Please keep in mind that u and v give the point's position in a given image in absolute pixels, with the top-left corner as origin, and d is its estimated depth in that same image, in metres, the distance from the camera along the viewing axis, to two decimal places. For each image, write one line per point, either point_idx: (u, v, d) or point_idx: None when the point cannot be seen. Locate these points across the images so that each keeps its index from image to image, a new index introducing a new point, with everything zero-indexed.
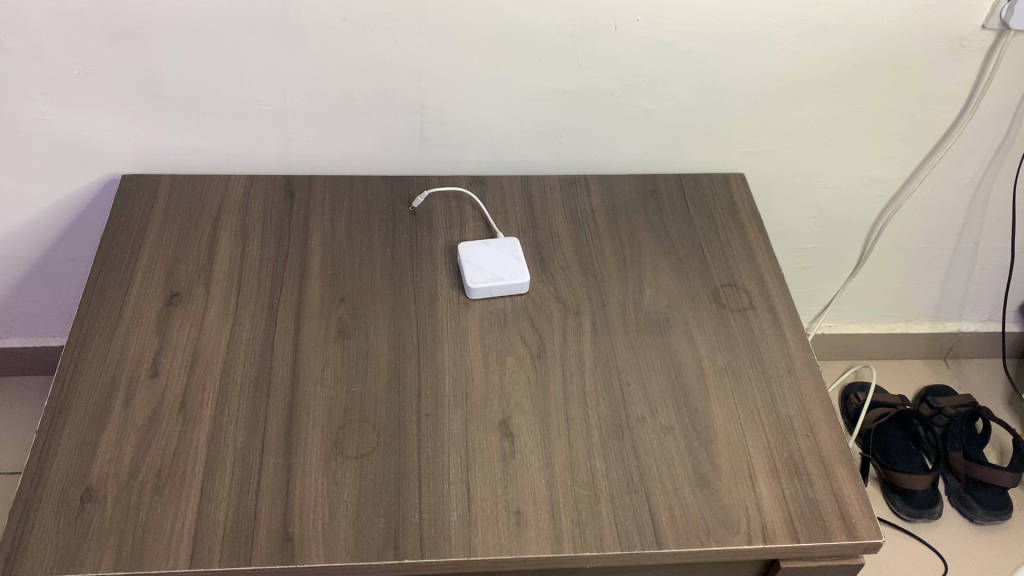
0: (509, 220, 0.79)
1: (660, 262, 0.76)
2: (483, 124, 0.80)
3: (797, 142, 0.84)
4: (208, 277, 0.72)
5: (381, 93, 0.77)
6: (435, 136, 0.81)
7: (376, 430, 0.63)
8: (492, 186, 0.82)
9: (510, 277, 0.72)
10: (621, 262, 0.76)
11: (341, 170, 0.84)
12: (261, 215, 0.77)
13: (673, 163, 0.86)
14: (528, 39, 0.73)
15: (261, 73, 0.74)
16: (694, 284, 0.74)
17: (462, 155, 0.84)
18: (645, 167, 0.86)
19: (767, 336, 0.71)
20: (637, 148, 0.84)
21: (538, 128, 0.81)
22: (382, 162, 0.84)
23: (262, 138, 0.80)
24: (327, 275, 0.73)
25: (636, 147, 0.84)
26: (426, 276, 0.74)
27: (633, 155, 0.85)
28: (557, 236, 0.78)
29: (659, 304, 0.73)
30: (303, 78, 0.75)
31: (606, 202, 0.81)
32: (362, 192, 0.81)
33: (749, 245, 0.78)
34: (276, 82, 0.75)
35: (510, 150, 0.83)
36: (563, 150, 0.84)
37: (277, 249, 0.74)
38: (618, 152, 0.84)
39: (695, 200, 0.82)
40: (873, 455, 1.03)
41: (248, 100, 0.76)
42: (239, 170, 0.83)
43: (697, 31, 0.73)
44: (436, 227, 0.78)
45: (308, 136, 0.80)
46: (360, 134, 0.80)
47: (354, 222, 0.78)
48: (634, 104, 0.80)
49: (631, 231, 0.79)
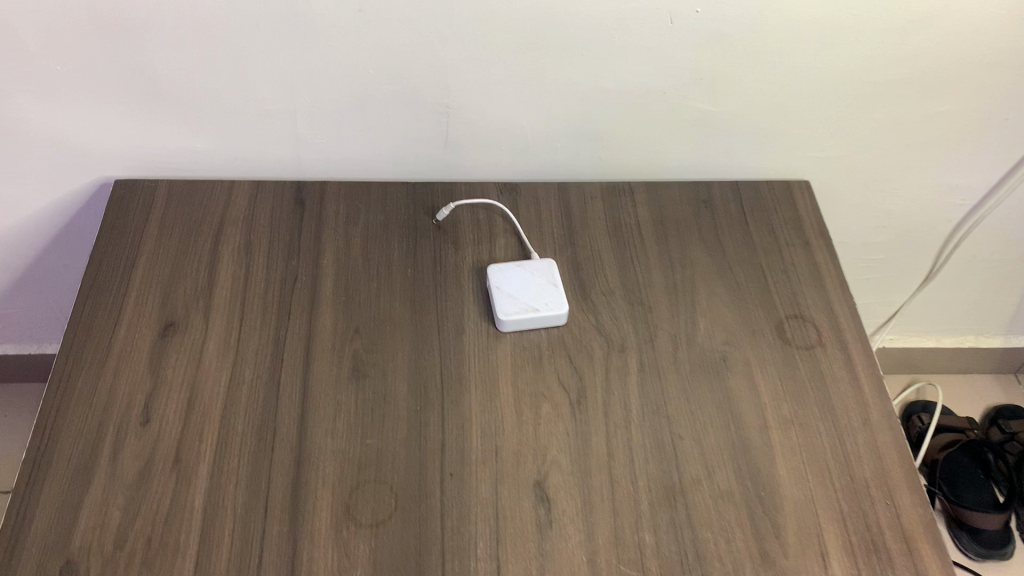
0: (545, 237, 0.70)
1: (717, 289, 0.67)
2: (517, 126, 0.71)
3: (871, 146, 0.74)
4: (208, 302, 0.64)
5: (402, 92, 0.68)
6: (462, 139, 0.72)
7: (393, 492, 0.55)
8: (527, 194, 0.74)
9: (545, 308, 0.63)
10: (671, 289, 0.67)
11: (357, 174, 0.75)
12: (268, 229, 0.69)
13: (728, 169, 0.77)
14: (571, 33, 0.64)
15: (267, 68, 0.65)
16: (754, 315, 0.66)
17: (492, 160, 0.74)
18: (698, 172, 0.77)
19: (838, 382, 0.62)
20: (690, 152, 0.75)
21: (580, 131, 0.72)
22: (403, 168, 0.75)
23: (269, 140, 0.71)
24: (340, 301, 0.65)
25: (689, 151, 0.74)
26: (451, 303, 0.65)
27: (684, 161, 0.76)
28: (600, 258, 0.69)
29: (714, 340, 0.64)
30: (313, 75, 0.66)
31: (655, 215, 0.72)
32: (382, 201, 0.72)
33: (818, 269, 0.69)
34: (284, 79, 0.66)
35: (547, 155, 0.74)
36: (606, 154, 0.75)
37: (285, 269, 0.67)
38: (668, 157, 0.75)
39: (754, 213, 0.73)
40: (940, 487, 0.95)
41: (253, 98, 0.68)
42: (244, 173, 0.74)
43: (766, 23, 0.63)
44: (462, 243, 0.69)
45: (322, 138, 0.71)
46: (378, 135, 0.71)
47: (371, 237, 0.69)
48: (688, 105, 0.70)
49: (684, 250, 0.70)
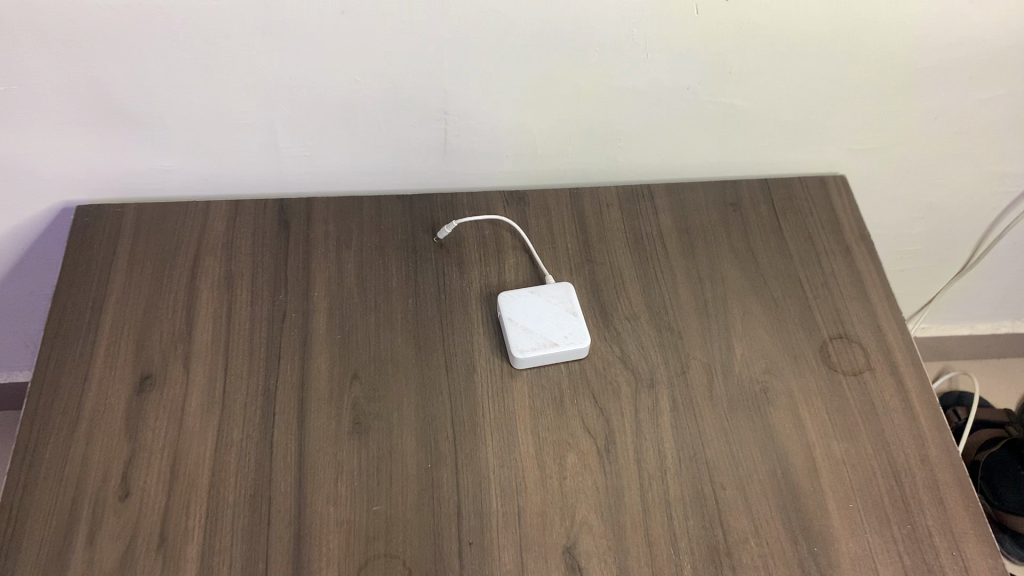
0: (559, 255, 0.63)
1: (753, 309, 0.61)
2: (523, 130, 0.64)
3: (913, 136, 0.67)
4: (188, 350, 0.57)
5: (393, 98, 0.60)
6: (462, 146, 0.65)
7: (406, 568, 0.49)
8: (536, 205, 0.66)
9: (564, 342, 0.57)
10: (702, 311, 0.61)
11: (347, 187, 0.68)
12: (251, 258, 0.62)
13: (756, 165, 0.69)
14: (583, 29, 0.56)
15: (240, 78, 0.57)
16: (796, 338, 0.60)
17: (497, 167, 0.67)
18: (723, 170, 0.70)
19: (891, 413, 0.57)
20: (715, 150, 0.67)
21: (594, 133, 0.65)
22: (398, 179, 0.67)
23: (246, 155, 0.64)
24: (335, 340, 0.58)
25: (714, 149, 0.67)
26: (459, 338, 0.59)
27: (709, 159, 0.68)
28: (622, 277, 0.62)
29: (753, 370, 0.58)
30: (293, 83, 0.58)
31: (679, 223, 0.65)
32: (375, 219, 0.65)
33: (861, 280, 0.63)
34: (259, 89, 0.58)
35: (557, 159, 0.67)
36: (623, 156, 0.67)
37: (272, 305, 0.60)
38: (689, 155, 0.68)
39: (787, 218, 0.66)
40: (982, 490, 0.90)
41: (227, 111, 0.60)
42: (221, 191, 0.67)
43: (805, 10, 0.56)
44: (468, 265, 0.63)
45: (305, 151, 0.64)
46: (368, 145, 0.64)
47: (366, 262, 0.62)
48: (715, 100, 0.63)
49: (713, 264, 0.63)
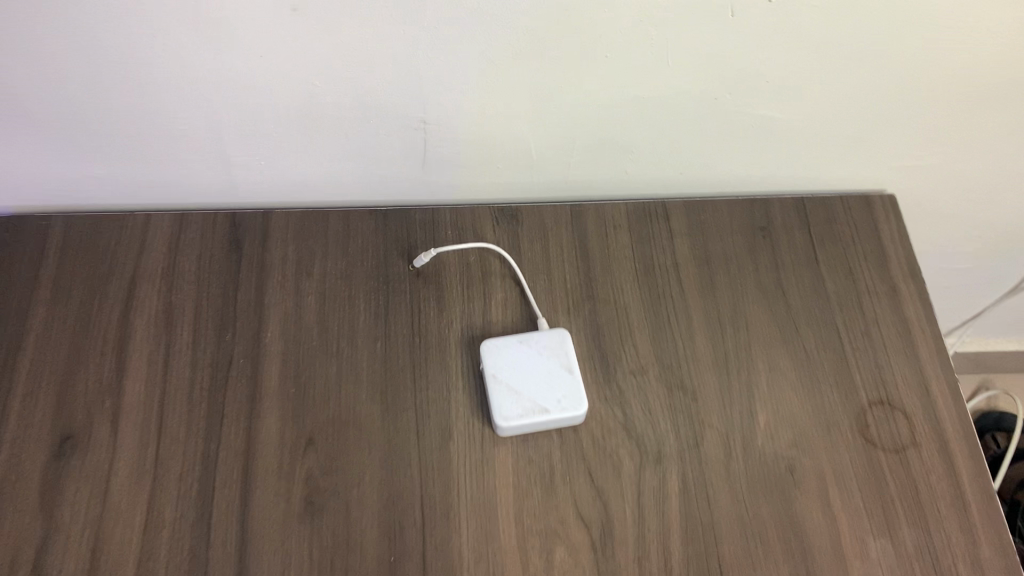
0: (556, 291, 0.54)
1: (781, 364, 0.52)
2: (517, 141, 0.53)
3: (978, 151, 0.57)
4: (117, 404, 0.49)
5: (360, 109, 0.50)
6: (446, 156, 0.54)
7: None
8: (531, 225, 0.56)
9: (557, 409, 0.48)
10: (721, 366, 0.52)
11: (311, 198, 0.58)
12: (195, 288, 0.53)
13: (792, 180, 0.59)
14: (591, 32, 0.45)
15: (179, 88, 0.47)
16: (829, 404, 0.51)
17: (485, 176, 0.56)
18: (753, 183, 0.59)
19: (937, 501, 0.48)
20: (745, 163, 0.57)
21: (602, 145, 0.54)
22: (369, 190, 0.57)
23: (189, 167, 0.54)
24: (289, 395, 0.50)
25: (744, 162, 0.57)
26: (435, 394, 0.50)
27: (736, 173, 0.58)
28: (628, 320, 0.53)
29: (777, 445, 0.50)
30: (242, 92, 0.48)
31: (698, 251, 0.56)
32: (341, 239, 0.55)
33: (907, 330, 0.54)
34: (198, 99, 0.48)
35: (557, 172, 0.57)
36: (636, 169, 0.57)
37: (217, 349, 0.51)
38: (714, 169, 0.57)
39: (825, 249, 0.56)
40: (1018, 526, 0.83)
41: (166, 123, 0.49)
42: (164, 202, 0.57)
43: (866, 11, 0.45)
44: (448, 302, 0.53)
45: (259, 163, 0.54)
46: (334, 157, 0.54)
47: (329, 295, 0.53)
48: (748, 112, 0.52)
49: (737, 306, 0.54)
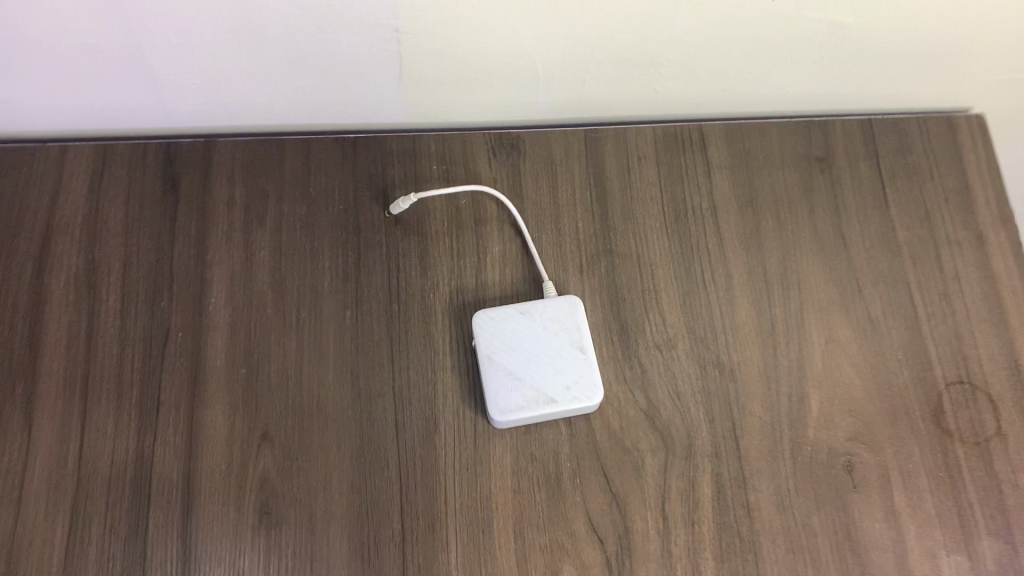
0: (565, 243, 0.44)
1: (838, 334, 0.43)
2: (523, 68, 0.41)
3: None
4: (29, 389, 0.40)
5: (318, 34, 0.37)
6: (427, 83, 0.42)
7: None
8: (535, 157, 0.46)
9: (565, 399, 0.39)
10: (767, 338, 0.42)
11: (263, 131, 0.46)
12: (123, 240, 0.43)
13: (862, 100, 0.47)
14: None
15: (82, 16, 0.35)
16: (897, 385, 0.42)
17: (474, 101, 0.44)
18: (814, 106, 0.47)
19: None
20: (807, 82, 0.45)
21: (628, 66, 0.42)
22: (332, 121, 0.46)
23: (106, 98, 0.42)
24: (238, 378, 0.41)
25: (807, 81, 0.45)
26: (417, 376, 0.41)
27: (796, 94, 0.46)
28: (653, 281, 0.43)
29: (833, 437, 0.41)
30: (169, 19, 0.36)
31: (742, 190, 0.46)
32: (301, 177, 0.45)
33: (992, 291, 0.44)
34: (104, 24, 0.35)
35: (571, 100, 0.45)
36: (670, 93, 0.45)
37: (151, 319, 0.42)
38: (768, 91, 0.46)
39: (895, 189, 0.46)
40: None
41: (74, 55, 0.38)
42: (78, 134, 0.45)
43: None
44: (433, 258, 0.44)
45: (193, 96, 0.42)
46: (287, 87, 0.42)
47: (286, 250, 0.43)
48: (826, 25, 0.40)
49: (786, 261, 0.44)
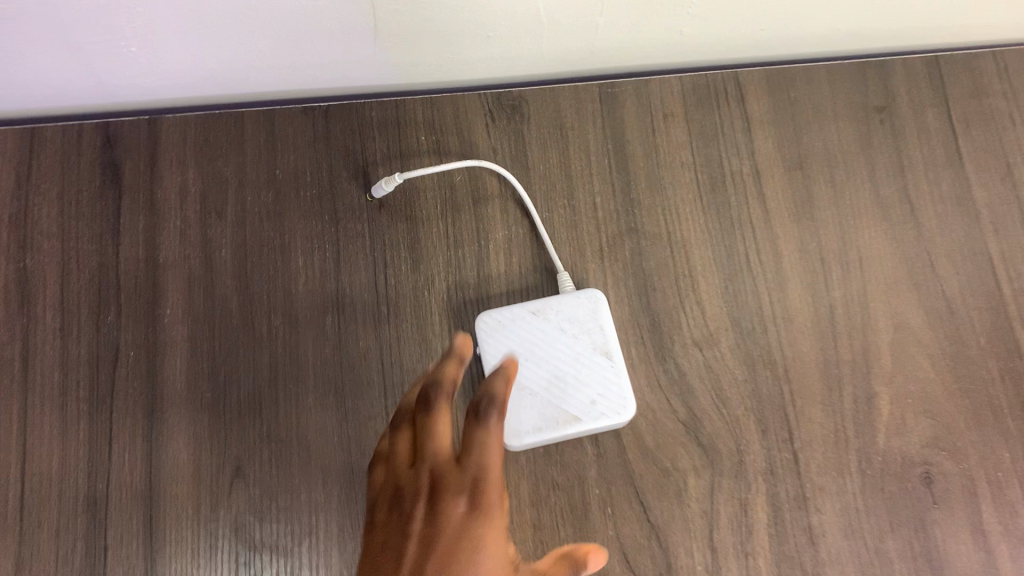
0: (582, 223, 0.37)
1: (909, 320, 0.36)
2: (527, 19, 0.34)
3: None
4: None
5: None
6: (410, 43, 0.35)
7: None
8: (542, 121, 0.38)
9: (591, 416, 0.33)
10: (825, 328, 0.36)
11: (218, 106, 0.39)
12: (59, 244, 0.36)
13: (932, 37, 0.39)
14: None
15: None
16: (981, 379, 0.36)
17: (467, 59, 0.37)
18: (874, 45, 0.40)
19: None
20: (871, 19, 0.37)
21: (656, 11, 0.34)
22: (299, 90, 0.38)
23: (21, 79, 0.34)
24: (203, 404, 0.35)
25: (871, 19, 0.37)
26: None
27: (855, 34, 0.38)
28: (689, 265, 0.37)
29: (908, 444, 0.35)
30: None
31: (789, 151, 0.38)
32: (264, 157, 0.38)
33: None
34: None
35: (584, 52, 0.37)
36: (703, 41, 0.37)
37: (97, 337, 0.35)
38: (821, 32, 0.38)
39: (970, 140, 0.39)
40: None
41: None
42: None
43: None
44: (426, 249, 0.37)
45: (130, 71, 0.34)
46: (240, 57, 0.34)
47: (252, 247, 0.36)
48: None
49: (844, 235, 0.37)
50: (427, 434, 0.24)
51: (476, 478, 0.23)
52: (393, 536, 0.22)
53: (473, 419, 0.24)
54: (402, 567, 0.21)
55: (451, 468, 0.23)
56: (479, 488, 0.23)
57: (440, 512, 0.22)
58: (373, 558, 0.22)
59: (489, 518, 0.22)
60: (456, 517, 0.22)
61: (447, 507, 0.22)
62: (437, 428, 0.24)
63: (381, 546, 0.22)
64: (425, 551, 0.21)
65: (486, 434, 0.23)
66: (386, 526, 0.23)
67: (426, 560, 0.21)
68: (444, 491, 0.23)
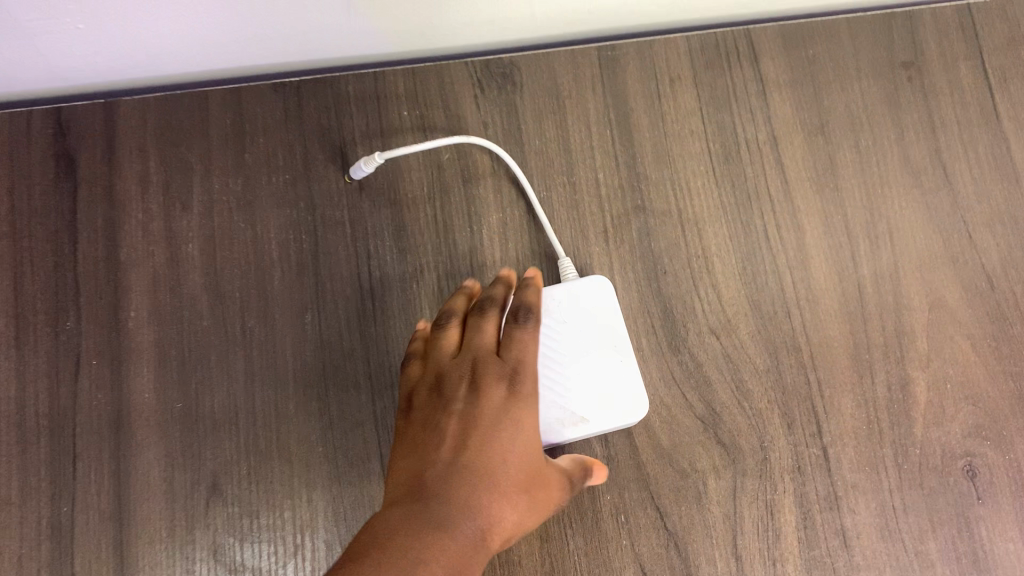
0: (583, 202, 0.34)
1: (945, 297, 0.33)
2: None
3: None
4: None
5: None
6: (388, 9, 0.31)
7: None
8: (536, 90, 0.35)
9: (599, 416, 0.30)
10: (854, 309, 0.33)
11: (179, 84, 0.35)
12: (10, 244, 0.33)
13: None
14: None
15: None
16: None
17: (452, 24, 0.33)
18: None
19: None
20: None
21: None
22: (267, 64, 0.35)
23: None
24: (174, 415, 0.32)
25: None
26: None
27: None
28: (702, 245, 0.33)
29: (948, 435, 0.32)
30: None
31: (809, 115, 0.35)
32: (232, 140, 0.34)
33: None
34: None
35: (582, 12, 0.34)
36: None
37: (55, 345, 0.32)
38: None
39: (1008, 96, 0.35)
40: None
41: None
42: None
43: None
44: (413, 236, 0.33)
45: (79, 50, 0.31)
46: (198, 31, 0.31)
47: (222, 240, 0.33)
48: None
49: (872, 205, 0.34)
50: (476, 326, 0.28)
51: (513, 366, 0.27)
52: (436, 417, 0.26)
53: (514, 321, 0.28)
54: (445, 447, 0.25)
55: (491, 354, 0.27)
56: (516, 379, 0.27)
57: (480, 399, 0.26)
58: (417, 438, 0.26)
59: (524, 402, 0.26)
60: (495, 400, 0.26)
61: (487, 392, 0.26)
62: (483, 325, 0.28)
63: (425, 424, 0.26)
64: (465, 433, 0.25)
65: (524, 330, 0.28)
66: (430, 410, 0.27)
67: (465, 439, 0.25)
68: (484, 381, 0.27)
